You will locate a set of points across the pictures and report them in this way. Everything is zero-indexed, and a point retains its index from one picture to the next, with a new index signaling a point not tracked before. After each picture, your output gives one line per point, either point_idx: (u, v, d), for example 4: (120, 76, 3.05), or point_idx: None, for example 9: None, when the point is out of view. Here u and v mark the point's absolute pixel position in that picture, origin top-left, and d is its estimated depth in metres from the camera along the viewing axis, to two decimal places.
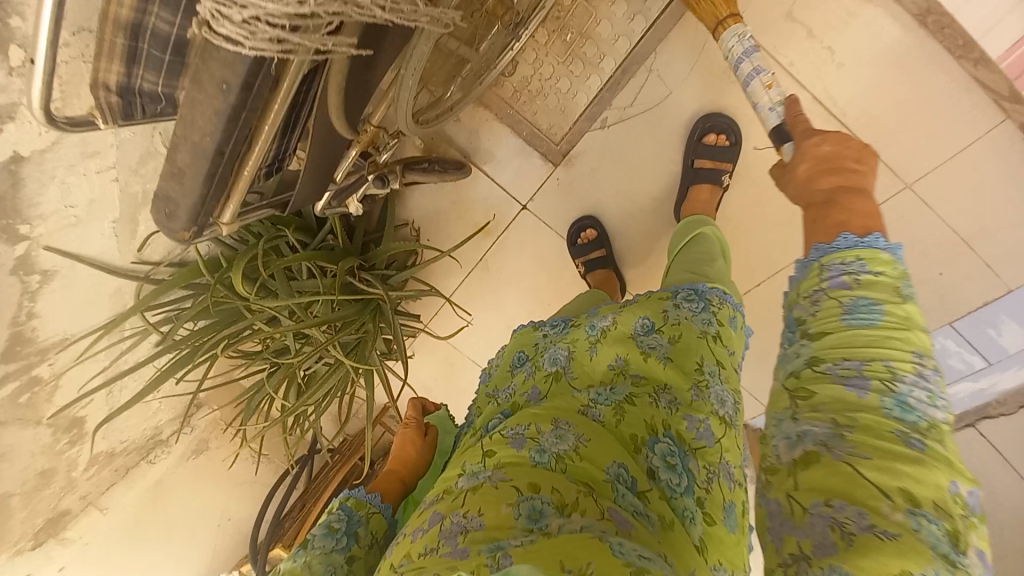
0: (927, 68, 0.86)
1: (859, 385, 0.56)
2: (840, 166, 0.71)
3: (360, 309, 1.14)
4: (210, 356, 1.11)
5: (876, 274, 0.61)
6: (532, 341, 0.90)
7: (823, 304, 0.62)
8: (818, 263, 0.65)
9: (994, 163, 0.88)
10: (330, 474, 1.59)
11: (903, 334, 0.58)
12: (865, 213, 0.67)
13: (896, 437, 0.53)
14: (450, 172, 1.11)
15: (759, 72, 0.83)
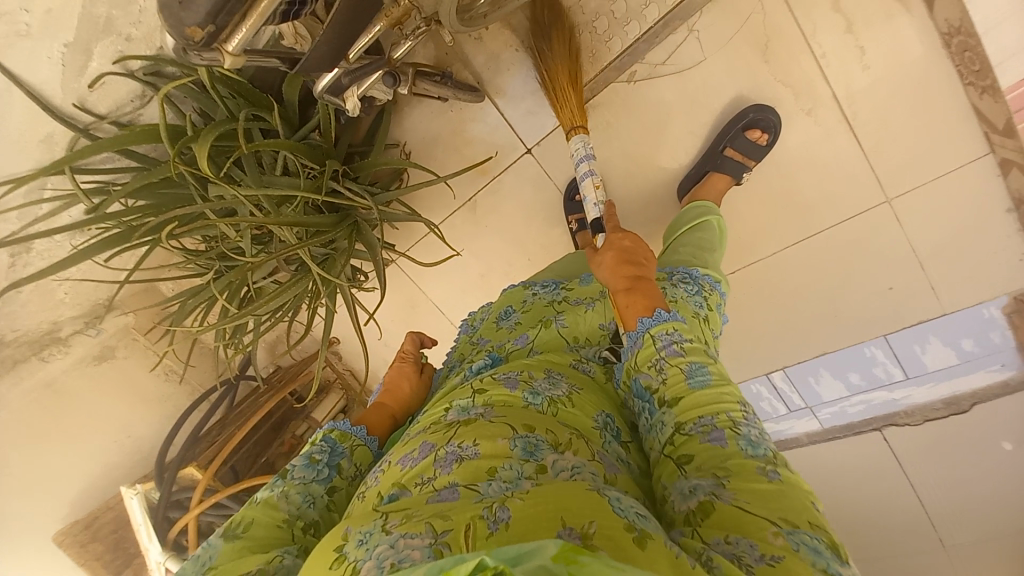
0: (942, 89, 0.89)
1: (718, 437, 0.56)
2: (632, 259, 0.73)
3: (332, 222, 1.01)
4: (151, 240, 0.94)
5: (691, 340, 0.66)
6: (520, 297, 0.88)
7: (669, 372, 0.63)
8: (648, 334, 0.66)
9: (967, 193, 0.95)
10: (256, 401, 1.46)
11: (727, 391, 0.61)
12: (657, 298, 0.70)
13: (760, 474, 0.52)
14: (463, 96, 1.04)
15: (590, 174, 0.92)
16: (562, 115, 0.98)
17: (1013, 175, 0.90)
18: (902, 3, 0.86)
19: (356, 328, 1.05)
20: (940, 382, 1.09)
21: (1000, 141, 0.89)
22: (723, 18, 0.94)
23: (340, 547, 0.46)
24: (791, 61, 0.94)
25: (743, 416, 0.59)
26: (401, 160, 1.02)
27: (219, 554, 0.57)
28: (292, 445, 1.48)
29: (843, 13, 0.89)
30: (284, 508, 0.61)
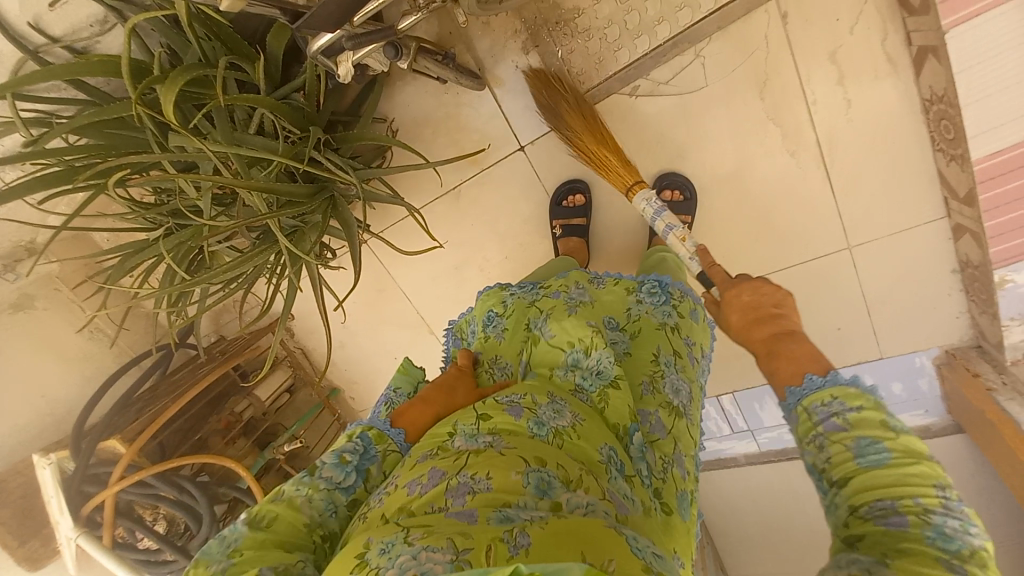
0: (912, 152, 0.96)
1: (898, 523, 0.52)
2: (762, 316, 0.76)
3: (308, 194, 0.94)
4: (98, 185, 0.83)
5: (858, 410, 0.60)
6: (499, 299, 0.86)
7: (830, 448, 0.59)
8: (802, 407, 0.64)
9: (917, 250, 1.04)
10: (193, 372, 1.36)
11: (915, 469, 0.54)
12: (809, 358, 0.69)
13: (940, 565, 0.48)
14: (466, 82, 1.01)
15: (669, 229, 0.94)
16: (615, 181, 1.00)
17: (961, 240, 0.98)
18: (891, 65, 0.91)
19: (321, 308, 0.98)
20: None
21: (959, 209, 0.94)
22: (728, 48, 0.96)
23: (361, 555, 0.48)
24: (785, 102, 0.97)
25: (938, 503, 0.52)
26: (391, 138, 0.96)
27: (244, 540, 0.56)
28: (229, 422, 1.40)
29: (838, 64, 0.93)
30: (306, 513, 0.60)
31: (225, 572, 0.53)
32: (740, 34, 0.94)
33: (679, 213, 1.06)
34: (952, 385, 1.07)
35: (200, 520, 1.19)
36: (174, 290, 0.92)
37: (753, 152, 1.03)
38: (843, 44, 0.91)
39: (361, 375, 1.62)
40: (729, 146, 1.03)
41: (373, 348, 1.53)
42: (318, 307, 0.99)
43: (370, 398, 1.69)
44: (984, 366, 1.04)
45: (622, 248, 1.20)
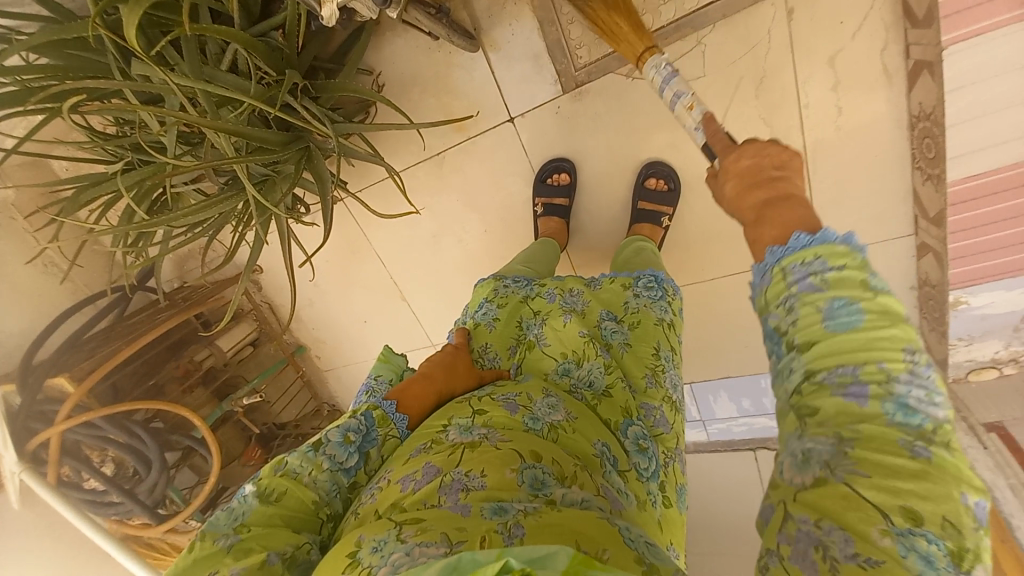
0: (893, 169, 0.96)
1: (858, 394, 0.46)
2: (763, 176, 0.61)
3: (281, 142, 0.88)
4: (50, 109, 0.76)
5: (840, 269, 0.51)
6: (491, 289, 0.89)
7: (799, 311, 0.51)
8: (776, 268, 0.54)
9: (881, 265, 1.07)
10: (152, 315, 1.32)
11: (886, 333, 0.48)
12: (800, 220, 0.56)
13: (900, 448, 0.43)
14: (458, 42, 0.96)
15: (678, 97, 0.77)
16: (625, 54, 0.86)
17: (924, 259, 1.01)
18: (886, 78, 0.89)
19: (290, 264, 0.94)
20: None
21: (927, 228, 0.96)
22: (731, 39, 0.92)
23: (352, 554, 0.47)
24: (779, 103, 0.95)
25: (902, 368, 0.46)
26: (374, 92, 0.91)
27: (253, 514, 0.57)
28: (188, 369, 1.36)
29: (836, 70, 0.90)
30: (313, 492, 0.59)
31: (232, 547, 0.54)
32: (745, 25, 0.90)
33: (661, 204, 1.07)
34: None
35: (150, 466, 1.17)
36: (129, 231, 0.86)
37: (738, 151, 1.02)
38: (843, 49, 0.88)
39: (329, 333, 1.62)
40: None
41: (343, 307, 1.54)
42: (285, 261, 0.94)
43: (336, 358, 1.68)
44: None
45: (600, 233, 1.20)
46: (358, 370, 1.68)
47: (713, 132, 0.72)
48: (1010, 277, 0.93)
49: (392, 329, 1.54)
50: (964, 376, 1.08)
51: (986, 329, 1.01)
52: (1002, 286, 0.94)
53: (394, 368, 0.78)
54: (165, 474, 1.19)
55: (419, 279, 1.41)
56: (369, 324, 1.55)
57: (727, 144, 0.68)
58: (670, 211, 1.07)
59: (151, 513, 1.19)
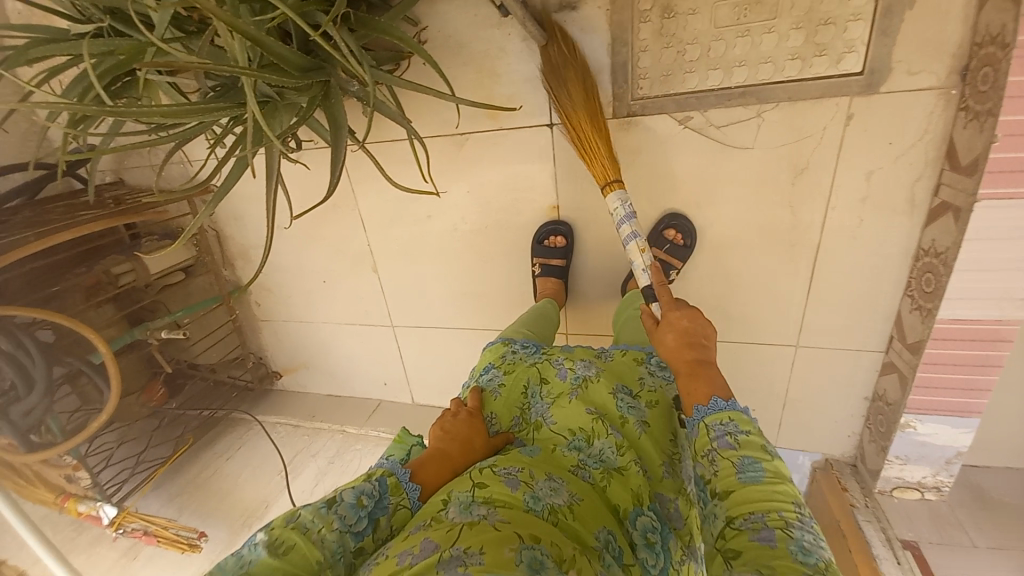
0: (886, 289, 1.02)
1: (768, 537, 0.58)
2: (693, 341, 0.80)
3: (300, 68, 0.76)
4: None
5: (747, 433, 0.70)
6: (499, 354, 0.93)
7: (719, 463, 0.68)
8: (702, 424, 0.72)
9: (847, 371, 1.13)
10: (73, 211, 1.13)
11: (782, 489, 0.63)
12: (718, 385, 0.76)
13: (806, 575, 0.53)
14: (529, 27, 0.86)
15: (633, 237, 0.92)
16: (594, 173, 0.95)
17: (885, 376, 1.09)
18: (911, 205, 0.93)
19: (270, 208, 0.81)
20: None
21: (899, 351, 1.04)
22: (789, 123, 0.91)
23: None
24: (809, 198, 0.97)
25: (796, 517, 0.60)
26: (418, 45, 0.80)
27: (258, 564, 0.59)
28: (98, 282, 1.22)
29: (870, 185, 0.93)
30: (320, 551, 0.61)
31: None
32: (806, 113, 0.90)
33: (672, 256, 1.06)
34: (820, 488, 1.26)
35: (32, 386, 1.02)
36: (80, 107, 0.68)
37: (755, 230, 1.03)
38: (882, 167, 0.91)
39: (280, 282, 1.46)
40: (744, 217, 1.02)
41: (305, 260, 1.39)
42: (268, 204, 0.81)
43: (278, 310, 1.52)
44: (853, 483, 1.21)
45: (603, 264, 1.17)
46: (302, 329, 1.54)
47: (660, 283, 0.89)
48: (958, 416, 1.01)
49: (353, 298, 1.41)
50: (889, 490, 1.16)
51: (922, 456, 1.08)
52: (949, 421, 1.02)
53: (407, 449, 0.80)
54: (48, 400, 1.04)
55: (398, 256, 1.30)
56: (329, 286, 1.41)
57: (671, 300, 0.84)
58: (677, 266, 1.07)
59: (21, 438, 1.06)
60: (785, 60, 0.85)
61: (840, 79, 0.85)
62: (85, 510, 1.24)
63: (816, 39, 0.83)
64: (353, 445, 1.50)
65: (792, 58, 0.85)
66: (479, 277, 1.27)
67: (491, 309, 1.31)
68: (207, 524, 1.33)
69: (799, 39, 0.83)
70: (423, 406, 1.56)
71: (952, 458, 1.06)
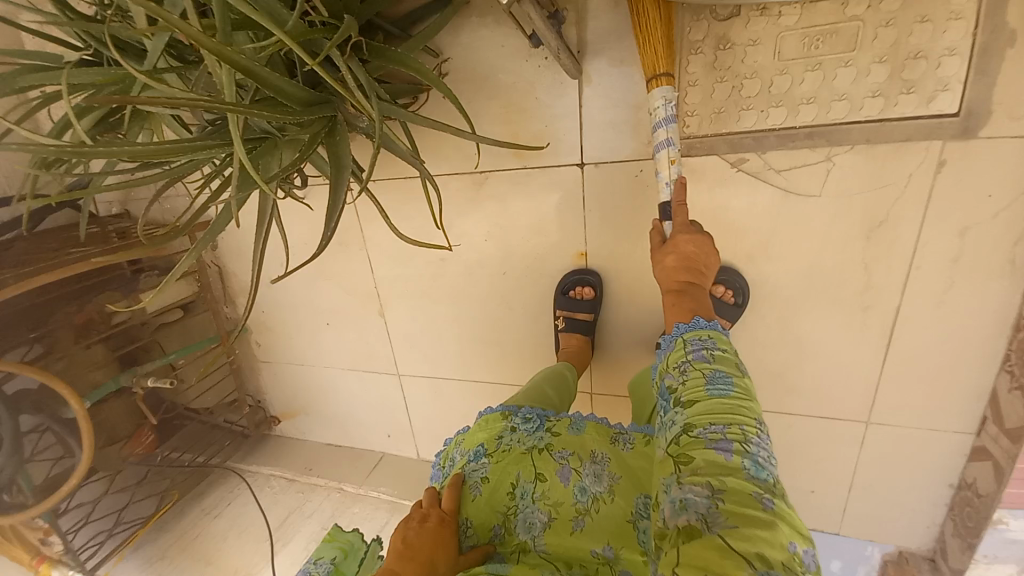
0: (977, 365, 0.85)
1: (724, 448, 0.54)
2: (692, 267, 0.76)
3: (304, 102, 0.67)
4: None
5: (722, 350, 0.66)
6: (495, 432, 0.75)
7: (690, 374, 0.64)
8: (681, 339, 0.69)
9: (927, 457, 0.95)
10: (64, 247, 1.08)
11: (747, 405, 0.59)
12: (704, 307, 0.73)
13: (755, 500, 0.50)
14: (564, 59, 0.76)
15: (667, 145, 0.74)
16: (641, 60, 0.74)
17: (975, 463, 0.91)
18: (1012, 269, 0.78)
19: (259, 262, 0.70)
20: None
21: (995, 437, 0.86)
22: (865, 168, 0.78)
23: None
24: (885, 254, 0.82)
25: (755, 432, 0.56)
26: (438, 79, 0.70)
27: None
28: (91, 320, 1.17)
29: (963, 243, 0.78)
30: None
31: None
32: (885, 157, 0.77)
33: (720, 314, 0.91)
34: None
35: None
36: (46, 147, 0.60)
37: (819, 290, 0.88)
38: (979, 222, 0.76)
39: (281, 322, 1.36)
40: (806, 272, 0.88)
41: (308, 300, 1.30)
42: (257, 254, 0.70)
43: (278, 352, 1.42)
44: None
45: (637, 318, 1.04)
46: (302, 373, 1.43)
47: (681, 202, 0.76)
48: None
49: (358, 342, 1.30)
50: None
51: (1011, 554, 0.95)
52: None
53: (340, 545, 0.70)
54: (15, 456, 0.97)
55: (407, 300, 1.19)
56: (333, 329, 1.31)
57: (685, 221, 0.76)
58: (725, 325, 0.92)
59: None
60: (863, 98, 0.73)
61: (932, 120, 0.72)
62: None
63: (902, 74, 0.71)
64: (350, 506, 1.36)
65: (874, 95, 0.73)
66: (496, 327, 1.15)
67: (508, 361, 1.18)
68: None
69: (882, 74, 0.71)
70: (427, 463, 1.41)
71: None
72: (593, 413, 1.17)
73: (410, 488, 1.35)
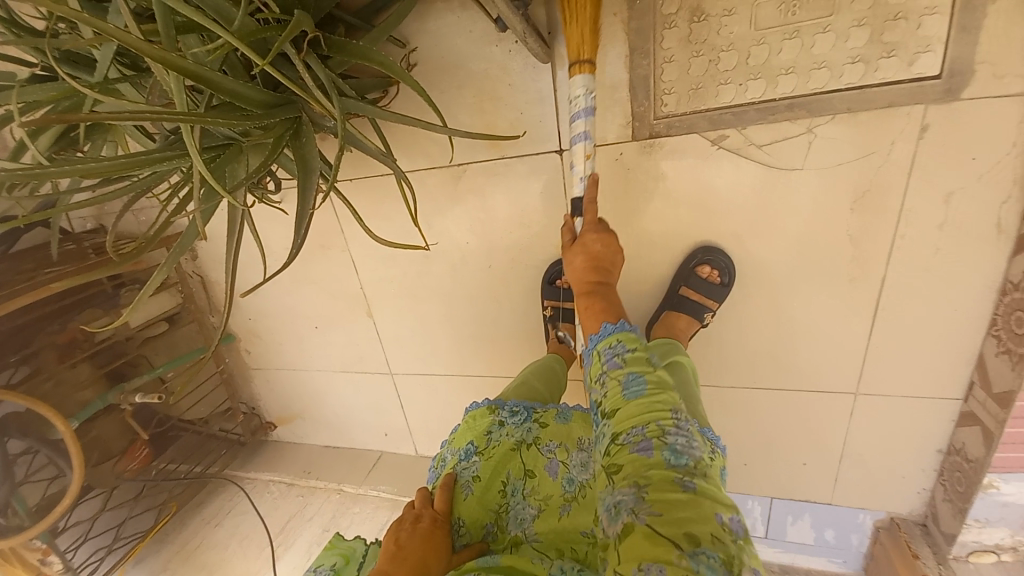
0: (964, 330, 0.85)
1: (645, 447, 0.55)
2: (600, 266, 0.80)
3: (263, 104, 0.64)
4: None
5: (632, 349, 0.67)
6: (483, 429, 0.74)
7: (608, 384, 0.65)
8: (595, 349, 0.71)
9: (919, 422, 0.95)
10: (38, 266, 1.05)
11: (662, 398, 0.60)
12: (614, 306, 0.77)
13: (676, 484, 0.51)
14: (533, 44, 0.74)
15: (584, 137, 0.77)
16: (568, 40, 0.74)
17: (964, 427, 0.91)
18: (996, 233, 0.77)
19: (228, 273, 0.67)
20: (784, 551, 1.20)
21: (982, 400, 0.86)
22: (847, 137, 0.77)
23: None
24: (870, 223, 0.81)
25: (672, 423, 0.57)
26: (404, 72, 0.67)
27: None
28: (74, 339, 1.14)
29: (948, 208, 0.77)
30: None
31: None
32: (868, 124, 0.75)
33: (707, 295, 0.91)
34: (885, 552, 1.06)
35: None
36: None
37: (805, 264, 0.87)
38: (964, 186, 0.75)
39: (269, 329, 1.35)
40: (792, 247, 0.87)
41: (294, 305, 1.28)
42: (227, 265, 0.68)
43: (268, 358, 1.40)
44: (926, 551, 1.02)
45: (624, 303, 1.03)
46: (294, 378, 1.41)
47: (592, 198, 0.80)
48: None
49: (347, 343, 1.29)
50: (964, 555, 0.99)
51: (1004, 517, 0.93)
52: None
53: (343, 552, 0.67)
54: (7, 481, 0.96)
55: (393, 297, 1.17)
56: (321, 332, 1.29)
57: (593, 220, 0.81)
58: (713, 307, 0.92)
59: None
60: (843, 66, 0.71)
61: (913, 84, 0.70)
62: None
63: (882, 38, 0.69)
64: (351, 506, 1.36)
65: (854, 60, 0.71)
66: (485, 321, 1.13)
67: (499, 355, 1.17)
68: None
69: (861, 39, 0.69)
70: (426, 460, 1.41)
71: None
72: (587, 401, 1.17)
73: (410, 485, 1.35)
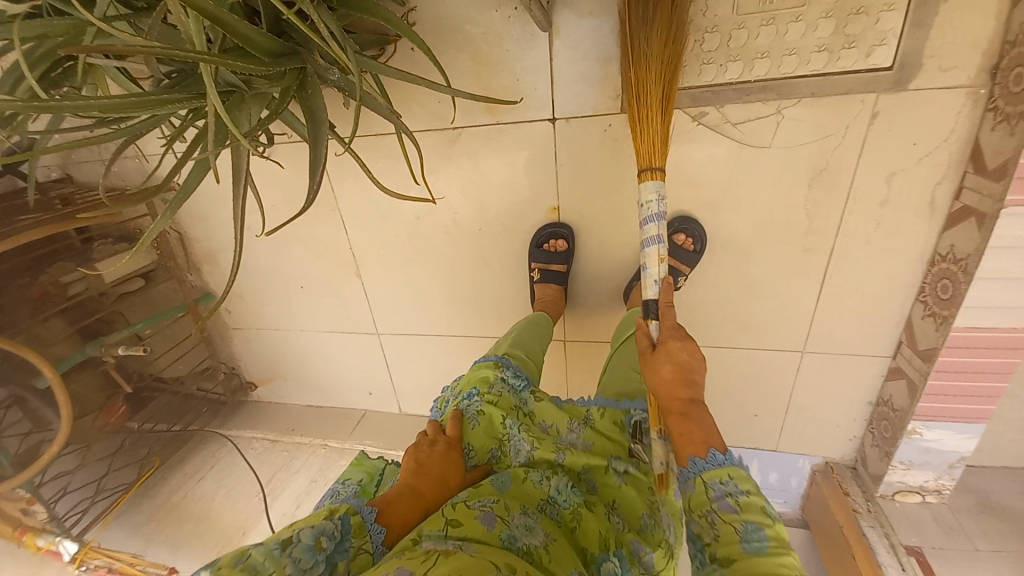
0: (897, 295, 0.98)
1: None
2: (688, 379, 0.72)
3: (272, 53, 0.66)
4: None
5: (747, 493, 0.61)
6: (484, 377, 0.82)
7: (720, 528, 0.59)
8: (699, 480, 0.64)
9: (856, 377, 1.09)
10: (7, 215, 1.01)
11: (788, 562, 0.55)
12: (709, 430, 0.68)
13: None
14: (534, 13, 0.77)
15: (657, 242, 0.81)
16: (639, 151, 0.83)
17: (891, 381, 1.06)
18: (930, 209, 0.88)
19: (237, 216, 0.69)
20: None
21: (909, 357, 1.00)
22: (812, 119, 0.85)
23: None
24: (826, 199, 0.92)
25: None
26: (409, 29, 0.68)
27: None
28: (48, 293, 1.10)
29: (890, 187, 0.88)
30: None
31: None
32: (829, 108, 0.84)
33: (681, 261, 0.99)
34: (820, 491, 1.22)
35: None
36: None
37: (768, 235, 0.97)
38: (905, 168, 0.86)
39: (253, 288, 1.34)
40: (758, 218, 0.96)
41: (279, 264, 1.28)
42: (235, 210, 0.69)
43: (251, 318, 1.40)
44: (855, 488, 1.18)
45: (606, 268, 1.10)
46: (278, 338, 1.42)
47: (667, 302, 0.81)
48: (965, 422, 0.99)
49: (335, 303, 1.31)
50: (891, 495, 1.14)
51: (926, 461, 1.06)
52: (953, 427, 1.00)
53: (368, 469, 0.74)
54: None
55: (383, 258, 1.20)
56: (307, 292, 1.31)
57: (672, 325, 0.77)
58: (685, 271, 1.01)
59: None
60: (811, 53, 0.79)
61: (868, 74, 0.79)
62: (44, 544, 1.15)
63: (846, 30, 0.77)
64: (337, 460, 1.40)
65: (820, 49, 0.79)
66: (473, 283, 1.18)
67: (485, 316, 1.23)
68: (178, 556, 1.23)
69: (827, 29, 0.77)
70: (410, 417, 1.47)
71: (956, 463, 1.04)
72: (567, 359, 1.25)
73: (395, 440, 1.41)
